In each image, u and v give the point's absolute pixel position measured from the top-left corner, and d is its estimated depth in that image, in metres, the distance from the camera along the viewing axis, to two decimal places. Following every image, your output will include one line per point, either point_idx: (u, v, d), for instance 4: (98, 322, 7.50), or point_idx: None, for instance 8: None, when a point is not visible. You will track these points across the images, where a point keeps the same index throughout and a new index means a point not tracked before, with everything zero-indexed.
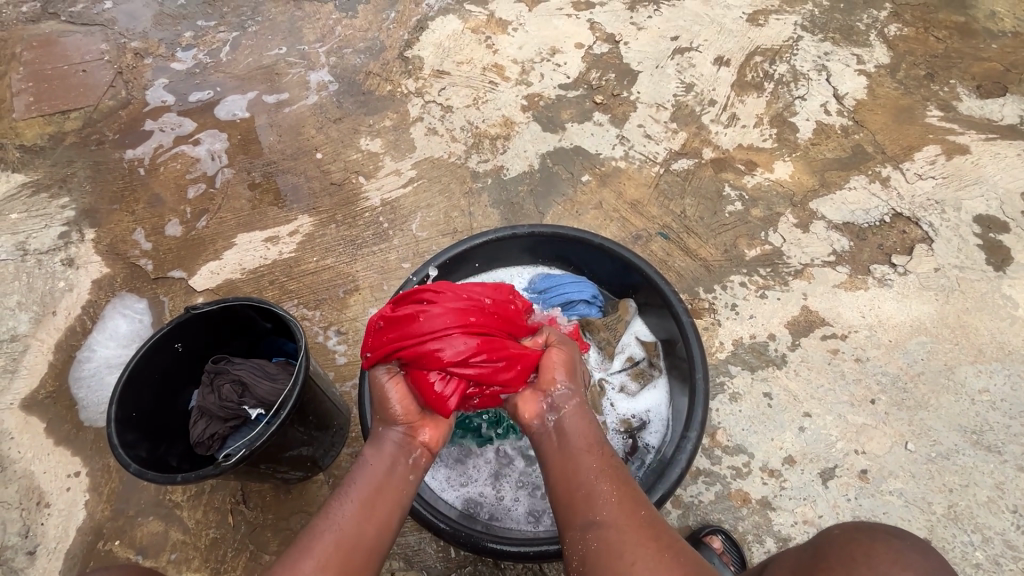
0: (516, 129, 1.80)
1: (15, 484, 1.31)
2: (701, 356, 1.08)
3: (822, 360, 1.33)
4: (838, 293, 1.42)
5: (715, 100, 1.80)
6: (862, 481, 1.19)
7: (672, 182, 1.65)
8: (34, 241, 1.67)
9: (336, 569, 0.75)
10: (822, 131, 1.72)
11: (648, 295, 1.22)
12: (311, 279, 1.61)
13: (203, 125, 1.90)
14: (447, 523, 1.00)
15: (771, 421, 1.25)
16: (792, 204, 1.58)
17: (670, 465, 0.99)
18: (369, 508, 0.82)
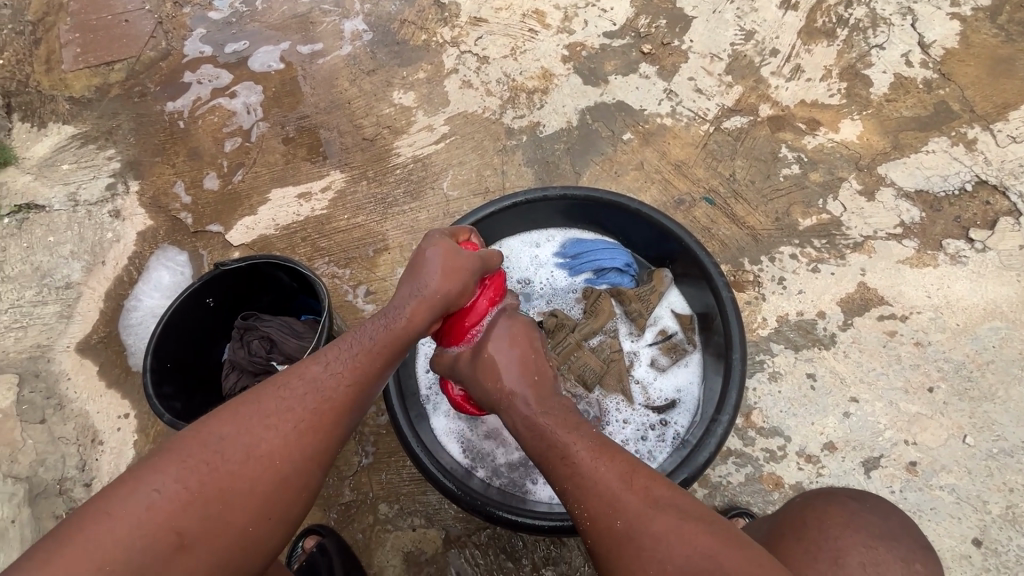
0: (555, 82, 1.69)
1: (72, 422, 1.41)
2: (740, 335, 0.99)
3: (877, 343, 1.22)
4: (902, 270, 1.29)
5: (778, 50, 1.62)
6: (910, 474, 1.11)
7: (722, 142, 1.52)
8: (84, 193, 1.73)
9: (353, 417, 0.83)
10: (900, 85, 1.53)
11: (686, 265, 1.13)
12: (342, 236, 1.60)
13: (239, 77, 1.88)
14: (463, 492, 1.00)
15: (813, 405, 1.18)
16: (857, 168, 1.43)
17: (697, 448, 0.93)
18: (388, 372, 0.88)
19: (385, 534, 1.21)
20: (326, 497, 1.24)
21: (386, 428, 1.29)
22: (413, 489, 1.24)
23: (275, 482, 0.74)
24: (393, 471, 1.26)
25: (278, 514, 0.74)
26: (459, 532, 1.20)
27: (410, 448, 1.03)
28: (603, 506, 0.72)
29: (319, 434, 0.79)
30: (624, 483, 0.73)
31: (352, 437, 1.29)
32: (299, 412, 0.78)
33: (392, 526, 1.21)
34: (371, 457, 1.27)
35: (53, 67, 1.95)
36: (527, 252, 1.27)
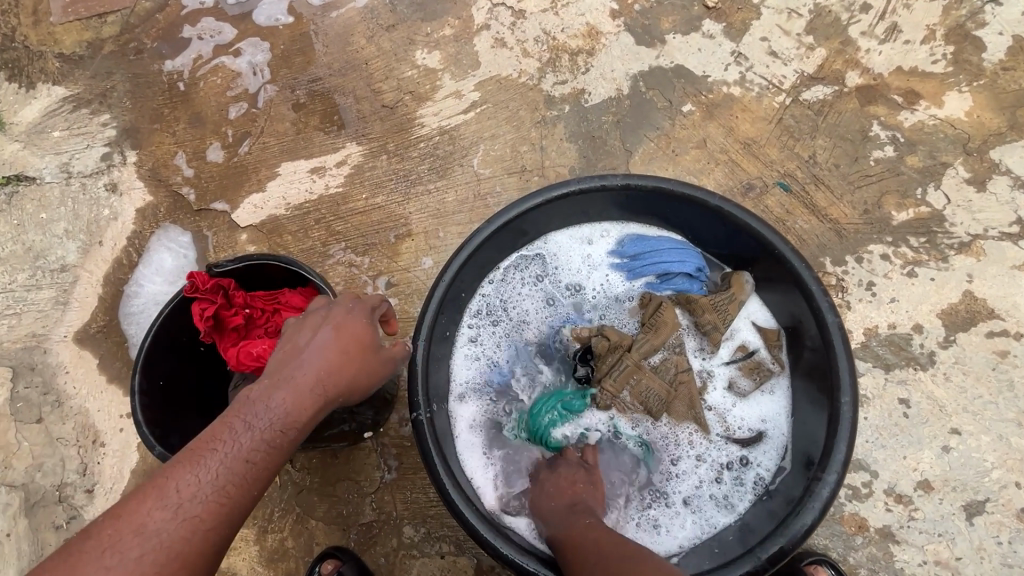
0: (603, 41, 1.46)
1: (72, 420, 1.30)
2: (851, 383, 0.84)
3: (984, 364, 1.04)
4: (1016, 277, 1.10)
5: (871, 4, 1.37)
6: (1020, 523, 0.95)
7: (801, 117, 1.30)
8: (78, 163, 1.57)
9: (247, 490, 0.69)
10: (1020, 51, 1.28)
11: (769, 268, 0.96)
12: (360, 219, 1.43)
13: (243, 32, 1.67)
14: (520, 554, 0.85)
15: (906, 436, 1.01)
16: (964, 152, 1.21)
17: (797, 512, 0.82)
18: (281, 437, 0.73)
19: (411, 560, 1.10)
20: (345, 516, 1.13)
21: (411, 441, 1.16)
22: (441, 511, 1.12)
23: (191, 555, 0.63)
24: (419, 490, 1.13)
25: None
26: (492, 560, 1.08)
27: (455, 504, 0.87)
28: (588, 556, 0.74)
29: (232, 516, 0.67)
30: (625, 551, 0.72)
31: (374, 450, 1.15)
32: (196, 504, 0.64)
33: (418, 551, 1.10)
34: (394, 473, 1.14)
35: (40, 19, 1.76)
36: (575, 244, 1.09)
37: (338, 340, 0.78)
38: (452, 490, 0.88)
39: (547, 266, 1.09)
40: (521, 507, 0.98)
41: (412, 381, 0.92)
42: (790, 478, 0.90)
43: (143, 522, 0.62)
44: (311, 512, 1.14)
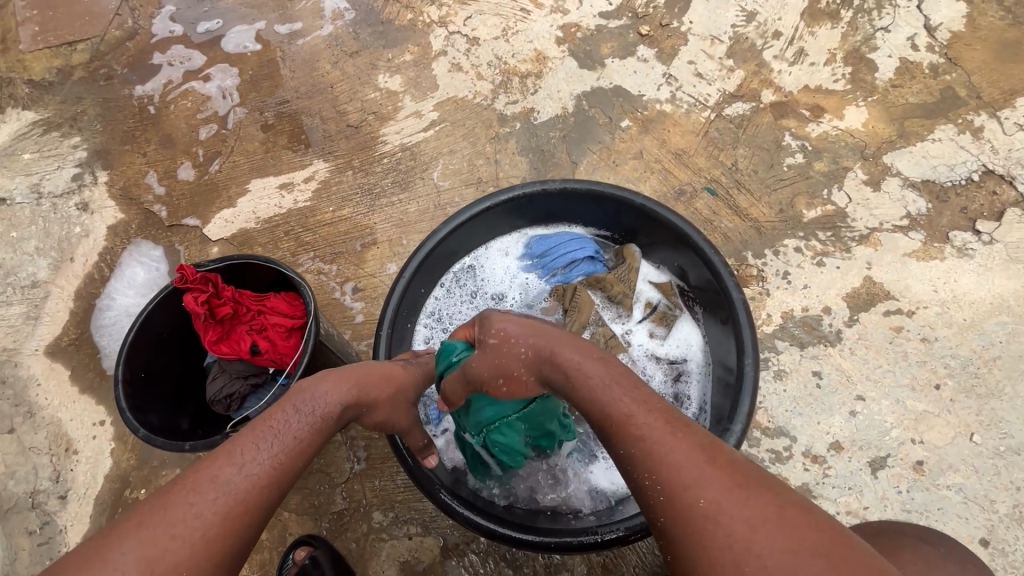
0: (549, 65, 1.61)
1: (44, 430, 1.33)
2: (752, 339, 0.94)
3: (883, 339, 1.19)
4: (908, 263, 1.26)
5: (780, 32, 1.56)
6: (917, 474, 1.09)
7: (724, 129, 1.47)
8: (48, 184, 1.62)
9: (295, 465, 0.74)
10: (906, 70, 1.48)
11: (650, 234, 1.11)
12: (327, 230, 1.52)
13: (212, 59, 1.76)
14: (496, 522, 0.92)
15: (819, 404, 1.15)
16: (862, 157, 1.39)
17: None
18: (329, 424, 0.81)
19: (380, 543, 1.17)
20: (317, 506, 1.19)
21: (378, 433, 1.24)
22: (408, 496, 1.19)
23: (214, 562, 0.63)
24: (387, 477, 1.21)
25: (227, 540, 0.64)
26: (457, 539, 1.16)
27: (431, 483, 0.94)
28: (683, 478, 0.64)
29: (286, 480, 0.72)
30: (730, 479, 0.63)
31: (343, 443, 1.23)
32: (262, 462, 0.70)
33: (387, 535, 1.17)
34: (363, 463, 1.22)
35: (10, 47, 1.82)
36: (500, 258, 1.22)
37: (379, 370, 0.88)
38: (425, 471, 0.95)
39: (477, 278, 1.21)
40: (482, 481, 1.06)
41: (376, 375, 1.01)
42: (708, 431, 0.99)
43: (216, 474, 0.67)
44: (284, 504, 1.20)
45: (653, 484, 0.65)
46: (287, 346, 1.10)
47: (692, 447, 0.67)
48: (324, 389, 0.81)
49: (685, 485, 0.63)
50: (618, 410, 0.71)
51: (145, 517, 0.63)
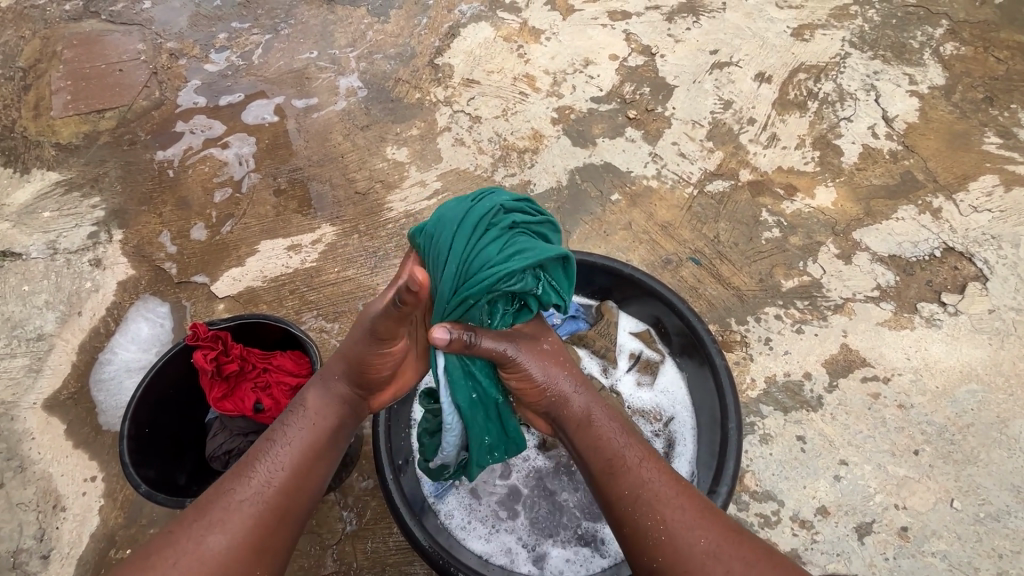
0: (545, 142, 1.75)
1: (33, 485, 1.33)
2: (734, 403, 1.00)
3: (862, 405, 1.25)
4: (881, 332, 1.34)
5: (754, 119, 1.73)
6: (901, 540, 1.12)
7: (706, 205, 1.59)
8: (64, 241, 1.69)
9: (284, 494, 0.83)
10: (868, 155, 1.64)
11: (625, 291, 1.19)
12: (331, 290, 1.59)
13: (232, 128, 1.90)
14: None
15: (804, 467, 1.19)
16: (833, 233, 1.50)
17: None
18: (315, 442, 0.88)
19: None
20: (306, 568, 1.18)
21: (372, 493, 1.24)
22: (399, 559, 1.19)
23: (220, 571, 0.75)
24: (378, 539, 1.20)
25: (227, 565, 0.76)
26: None
27: (451, 567, 0.94)
28: (679, 521, 0.81)
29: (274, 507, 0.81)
30: (701, 512, 0.83)
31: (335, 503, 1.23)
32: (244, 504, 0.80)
33: None
34: (355, 523, 1.22)
35: (41, 113, 1.95)
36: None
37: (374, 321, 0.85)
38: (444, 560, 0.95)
39: None
40: (476, 537, 1.06)
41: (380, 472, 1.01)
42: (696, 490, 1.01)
43: (209, 525, 0.78)
44: None
45: (655, 523, 0.81)
46: (291, 404, 1.13)
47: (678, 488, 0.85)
48: (310, 385, 0.93)
49: (660, 509, 0.82)
50: (618, 449, 0.88)
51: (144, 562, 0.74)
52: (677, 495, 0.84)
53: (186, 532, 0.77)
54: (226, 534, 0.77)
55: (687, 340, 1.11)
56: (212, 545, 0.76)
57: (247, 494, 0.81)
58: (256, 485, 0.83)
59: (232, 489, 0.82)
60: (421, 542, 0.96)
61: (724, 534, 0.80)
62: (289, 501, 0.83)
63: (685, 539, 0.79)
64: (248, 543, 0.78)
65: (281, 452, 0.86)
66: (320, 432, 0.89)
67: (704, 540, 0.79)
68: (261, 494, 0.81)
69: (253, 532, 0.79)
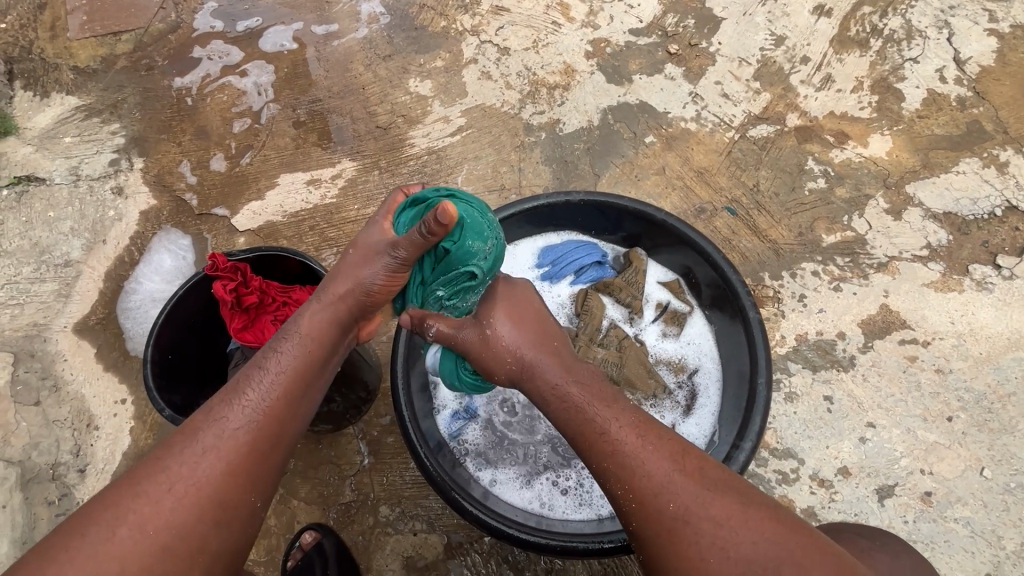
0: (577, 78, 1.64)
1: (67, 405, 1.38)
2: (766, 358, 0.95)
3: (897, 367, 1.20)
4: (925, 293, 1.26)
5: (808, 58, 1.58)
6: (924, 504, 1.09)
7: (747, 150, 1.48)
8: (86, 167, 1.68)
9: (271, 422, 0.76)
10: (933, 102, 1.49)
11: (654, 237, 1.13)
12: (351, 227, 1.56)
13: (250, 55, 1.82)
14: (512, 529, 0.93)
15: (829, 428, 1.15)
16: (885, 186, 1.39)
17: None
18: (305, 370, 0.81)
19: (386, 537, 1.19)
20: (325, 495, 1.22)
21: (391, 429, 1.27)
22: (416, 493, 1.21)
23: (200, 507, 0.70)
24: (396, 472, 1.23)
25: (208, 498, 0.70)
26: (460, 538, 1.18)
27: (465, 506, 0.95)
28: (651, 486, 0.71)
29: (267, 439, 0.75)
30: (675, 470, 0.72)
31: (355, 436, 1.26)
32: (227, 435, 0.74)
33: (393, 529, 1.19)
34: (372, 458, 1.24)
35: (58, 34, 1.89)
36: (507, 261, 1.19)
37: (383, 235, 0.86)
38: (473, 508, 0.95)
39: None
40: (493, 481, 1.05)
41: (403, 423, 0.99)
42: (717, 444, 0.98)
43: (189, 454, 0.72)
44: (294, 492, 1.23)
45: (624, 493, 0.72)
46: None
47: (653, 443, 0.74)
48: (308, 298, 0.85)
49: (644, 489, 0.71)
50: (581, 420, 0.78)
51: (121, 496, 0.68)
52: (648, 457, 0.73)
53: (175, 457, 0.71)
54: (215, 466, 0.71)
55: (718, 290, 1.05)
56: (201, 476, 0.71)
57: (237, 423, 0.74)
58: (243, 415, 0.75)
59: (222, 418, 0.75)
60: (441, 484, 0.96)
61: (698, 492, 0.70)
62: (279, 430, 0.77)
63: (656, 504, 0.70)
64: (233, 476, 0.72)
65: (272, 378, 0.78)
66: (313, 359, 0.82)
67: (674, 504, 0.69)
68: (252, 424, 0.75)
69: (237, 458, 0.73)
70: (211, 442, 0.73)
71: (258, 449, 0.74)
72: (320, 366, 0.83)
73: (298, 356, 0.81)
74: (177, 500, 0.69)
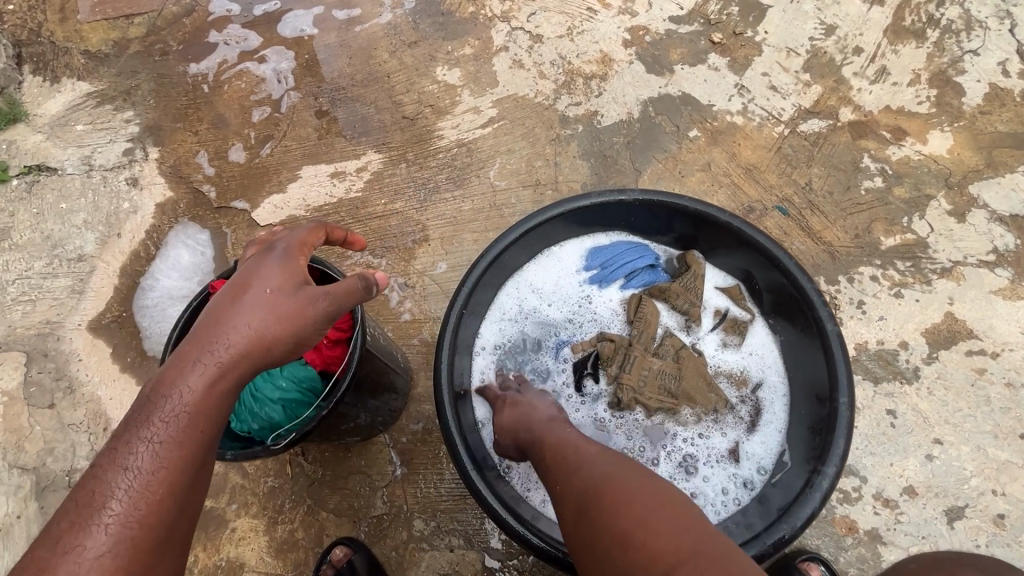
0: (615, 68, 1.56)
1: (83, 407, 1.31)
2: (848, 377, 0.87)
3: (964, 380, 1.13)
4: (993, 301, 1.19)
5: (861, 49, 1.49)
6: (996, 527, 1.03)
7: (798, 146, 1.40)
8: (99, 157, 1.60)
9: (179, 470, 0.65)
10: (996, 97, 1.41)
11: (714, 240, 1.04)
12: (377, 223, 1.48)
13: (269, 41, 1.74)
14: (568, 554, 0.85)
15: (893, 444, 1.09)
16: (946, 186, 1.31)
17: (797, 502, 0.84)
18: (201, 411, 0.69)
19: (421, 553, 1.13)
20: (356, 508, 1.16)
21: (425, 439, 1.20)
22: (452, 507, 1.15)
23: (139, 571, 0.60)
24: (430, 484, 1.17)
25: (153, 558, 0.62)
26: (499, 555, 1.12)
27: (515, 528, 0.88)
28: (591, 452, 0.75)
29: (185, 485, 0.66)
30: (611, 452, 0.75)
31: (386, 445, 1.19)
32: (135, 498, 0.62)
33: (427, 544, 1.13)
34: (404, 468, 1.18)
35: (68, 16, 1.80)
36: (553, 263, 1.12)
37: (298, 274, 0.78)
38: (529, 534, 0.87)
39: (540, 293, 1.12)
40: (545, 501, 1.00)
41: (450, 442, 0.92)
42: (790, 466, 0.93)
43: (95, 527, 0.60)
44: (323, 504, 1.17)
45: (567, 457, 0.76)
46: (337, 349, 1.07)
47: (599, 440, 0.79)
48: (191, 338, 0.72)
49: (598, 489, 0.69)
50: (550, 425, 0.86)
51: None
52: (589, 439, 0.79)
53: (74, 531, 0.60)
54: (118, 535, 0.60)
55: (785, 299, 0.98)
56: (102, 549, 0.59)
57: (135, 483, 0.63)
58: (136, 472, 0.63)
59: (111, 481, 0.62)
60: (491, 504, 0.89)
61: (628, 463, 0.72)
62: (193, 475, 0.67)
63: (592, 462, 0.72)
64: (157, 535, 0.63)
65: (161, 427, 0.66)
66: (208, 400, 0.69)
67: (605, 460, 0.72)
68: (159, 475, 0.64)
69: (157, 515, 0.63)
70: (113, 507, 0.61)
71: (178, 500, 0.65)
72: (218, 403, 0.70)
73: (192, 399, 0.68)
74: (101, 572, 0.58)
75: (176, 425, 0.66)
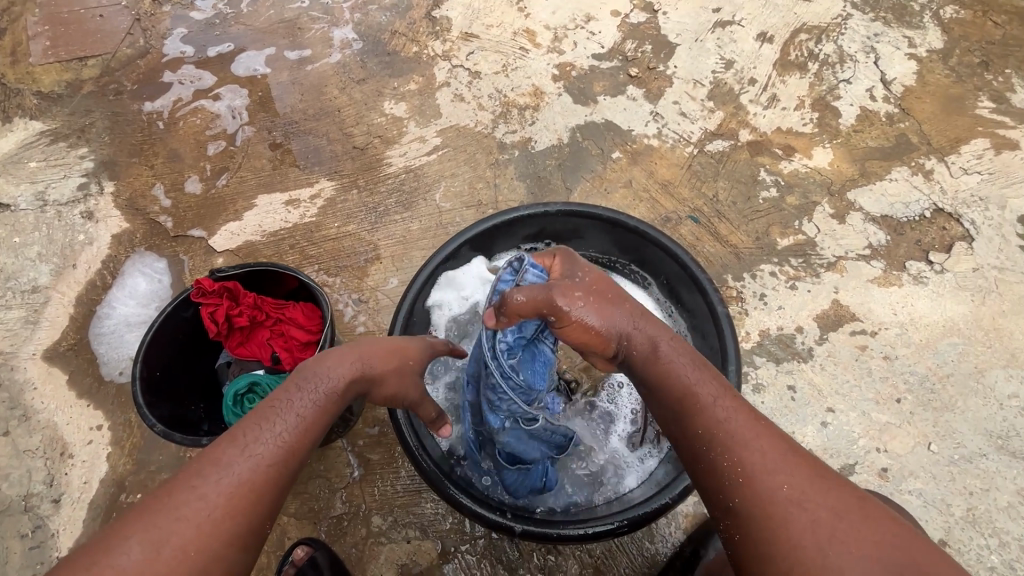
0: (546, 99, 1.74)
1: (38, 433, 1.33)
2: (735, 349, 1.04)
3: (850, 356, 1.31)
4: (871, 288, 1.39)
5: (755, 80, 1.73)
6: (881, 480, 1.19)
7: (706, 164, 1.60)
8: (53, 192, 1.65)
9: (286, 450, 0.79)
10: (866, 118, 1.65)
11: (621, 240, 1.22)
12: (331, 244, 1.59)
13: (223, 80, 1.84)
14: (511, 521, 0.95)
15: (793, 415, 1.25)
16: (829, 193, 1.53)
17: None
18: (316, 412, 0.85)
19: (379, 547, 1.20)
20: (316, 510, 1.22)
21: (381, 440, 1.28)
22: (408, 501, 1.23)
23: (225, 524, 0.70)
24: (387, 481, 1.25)
25: (235, 517, 0.71)
26: (454, 541, 1.20)
27: (460, 503, 0.97)
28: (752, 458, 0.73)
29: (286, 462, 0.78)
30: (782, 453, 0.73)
31: (344, 449, 1.27)
32: (256, 459, 0.75)
33: (385, 538, 1.20)
34: (362, 469, 1.26)
35: (20, 59, 1.86)
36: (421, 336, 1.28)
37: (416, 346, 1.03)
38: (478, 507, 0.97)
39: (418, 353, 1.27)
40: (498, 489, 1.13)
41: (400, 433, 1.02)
42: None
43: (218, 472, 0.73)
44: (283, 508, 1.22)
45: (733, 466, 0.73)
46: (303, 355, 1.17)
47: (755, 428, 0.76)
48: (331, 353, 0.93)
49: (742, 451, 0.74)
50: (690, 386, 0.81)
51: (146, 514, 0.68)
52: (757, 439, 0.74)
53: (193, 478, 0.72)
54: (228, 490, 0.72)
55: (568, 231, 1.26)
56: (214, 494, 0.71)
57: (257, 446, 0.77)
58: (262, 441, 0.78)
59: (236, 443, 0.76)
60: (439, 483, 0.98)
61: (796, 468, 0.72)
62: (291, 457, 0.79)
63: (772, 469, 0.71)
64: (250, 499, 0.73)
65: (290, 413, 0.82)
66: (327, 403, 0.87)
67: (777, 480, 0.70)
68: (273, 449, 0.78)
69: (258, 480, 0.74)
70: (231, 464, 0.74)
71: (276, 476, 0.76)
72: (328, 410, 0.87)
73: (317, 400, 0.86)
74: (203, 514, 0.69)
75: (299, 415, 0.83)
